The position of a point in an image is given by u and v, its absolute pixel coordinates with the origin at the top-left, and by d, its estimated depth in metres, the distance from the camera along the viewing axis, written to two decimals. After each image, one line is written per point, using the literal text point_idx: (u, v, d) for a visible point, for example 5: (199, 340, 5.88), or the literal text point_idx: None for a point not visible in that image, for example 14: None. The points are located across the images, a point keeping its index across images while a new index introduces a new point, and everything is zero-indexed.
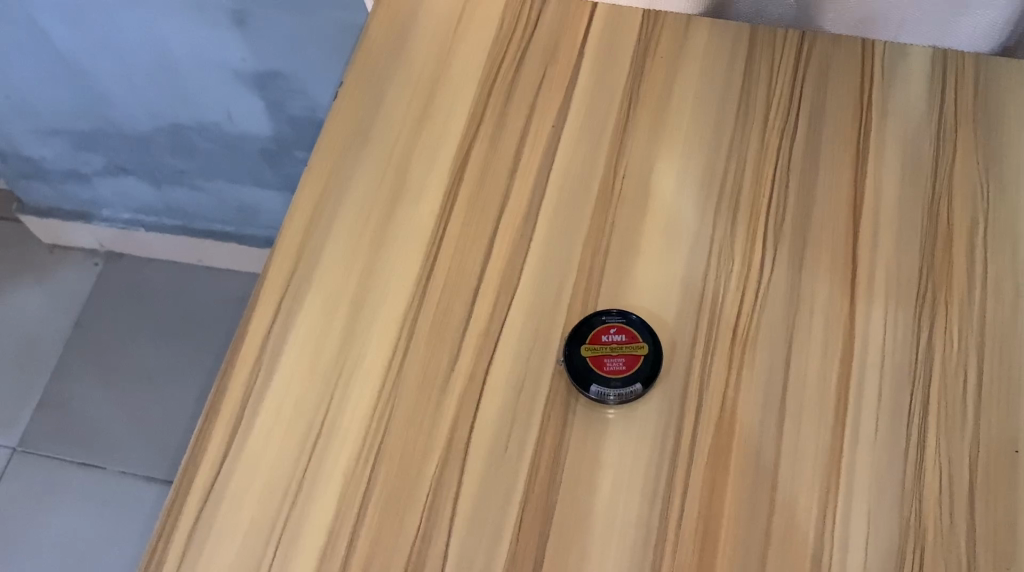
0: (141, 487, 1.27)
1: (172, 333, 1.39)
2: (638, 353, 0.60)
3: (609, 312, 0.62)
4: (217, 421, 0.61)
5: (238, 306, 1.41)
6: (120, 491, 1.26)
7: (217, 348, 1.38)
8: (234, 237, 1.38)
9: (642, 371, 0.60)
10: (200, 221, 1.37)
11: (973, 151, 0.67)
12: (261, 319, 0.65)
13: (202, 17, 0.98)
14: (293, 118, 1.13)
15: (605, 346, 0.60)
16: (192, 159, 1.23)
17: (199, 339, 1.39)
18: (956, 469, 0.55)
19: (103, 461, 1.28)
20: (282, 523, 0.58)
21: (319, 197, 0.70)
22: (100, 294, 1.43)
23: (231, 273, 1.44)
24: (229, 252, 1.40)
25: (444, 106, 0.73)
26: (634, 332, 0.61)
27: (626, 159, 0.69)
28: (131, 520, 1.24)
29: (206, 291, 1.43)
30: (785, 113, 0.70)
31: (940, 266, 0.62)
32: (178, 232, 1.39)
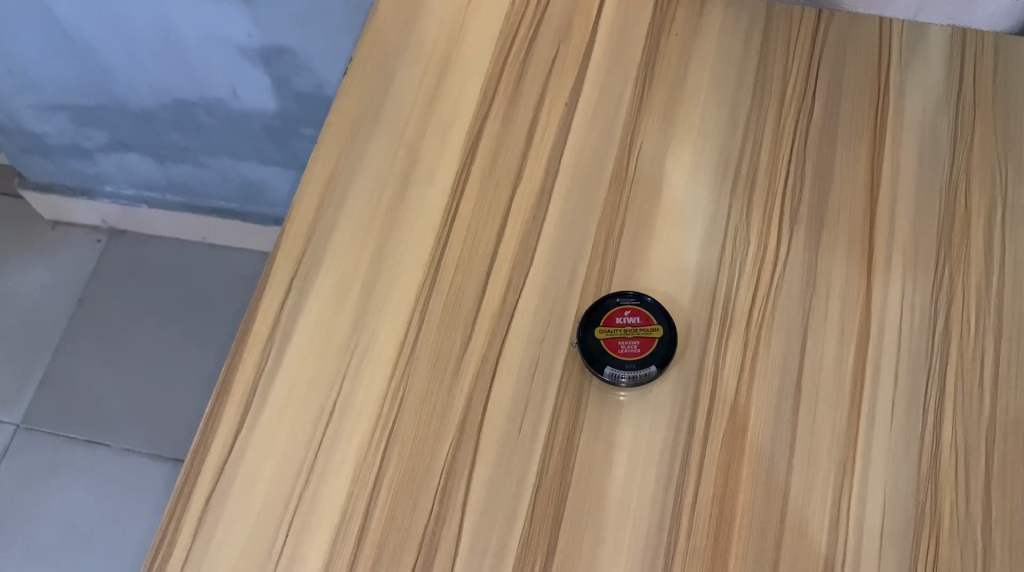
0: (148, 465, 1.27)
1: (174, 310, 1.39)
2: (653, 335, 0.60)
3: (624, 294, 0.61)
4: (228, 402, 0.61)
5: (243, 285, 1.41)
6: (125, 469, 1.26)
7: (223, 327, 1.38)
8: (237, 214, 1.37)
9: (657, 354, 0.59)
10: (203, 198, 1.36)
11: (991, 132, 0.66)
12: (272, 299, 0.65)
13: None
14: (299, 95, 1.11)
15: (619, 328, 0.60)
16: (196, 135, 1.22)
17: (204, 318, 1.38)
18: (971, 455, 0.55)
19: (107, 439, 1.28)
20: (294, 505, 0.57)
21: (329, 176, 0.69)
22: (102, 270, 1.42)
23: (235, 251, 1.44)
24: (232, 230, 1.40)
25: (455, 85, 0.72)
26: (649, 315, 0.61)
27: (640, 139, 0.68)
28: (138, 498, 1.24)
29: (210, 269, 1.42)
30: (802, 93, 0.69)
31: (957, 250, 0.62)
32: (181, 209, 1.38)
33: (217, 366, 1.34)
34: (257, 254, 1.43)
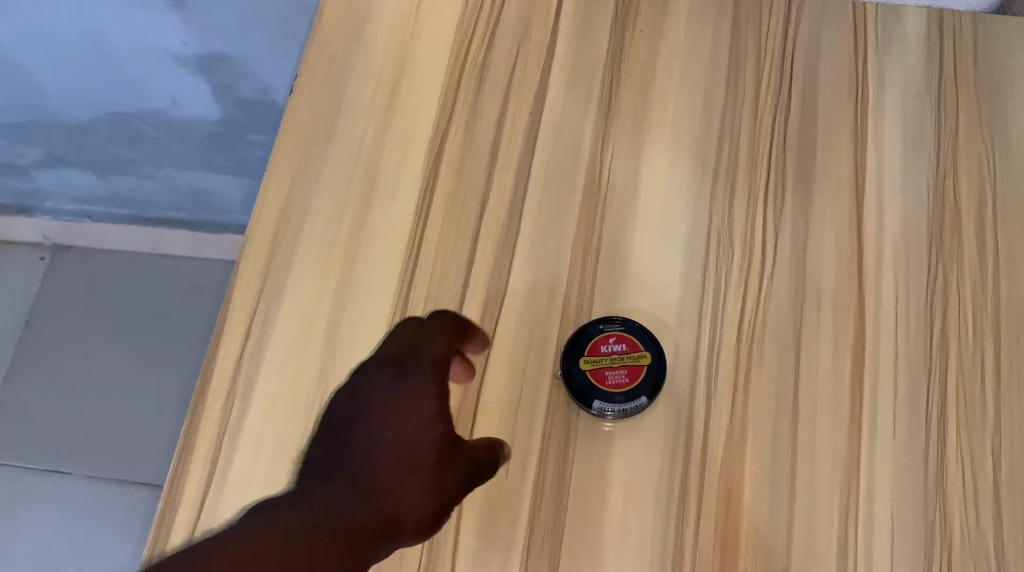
0: (120, 491, 1.21)
1: (131, 326, 1.32)
2: (641, 362, 0.57)
3: (608, 320, 0.58)
4: (192, 460, 0.57)
5: (203, 296, 1.34)
6: (96, 497, 1.21)
7: (191, 339, 1.31)
8: (186, 223, 1.31)
9: (646, 383, 0.56)
10: (151, 210, 1.30)
11: (976, 119, 0.63)
12: (231, 345, 0.61)
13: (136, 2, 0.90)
14: (244, 101, 1.05)
15: (605, 358, 0.57)
16: (138, 147, 1.16)
17: (168, 332, 1.32)
18: (979, 466, 0.53)
19: (70, 467, 1.22)
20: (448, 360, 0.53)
21: (284, 204, 0.65)
22: (47, 290, 1.34)
23: (190, 260, 1.36)
24: (183, 240, 1.33)
25: (411, 98, 0.68)
26: (636, 340, 0.57)
27: (611, 144, 0.65)
28: (112, 527, 1.19)
29: (166, 281, 1.35)
30: (777, 86, 0.66)
31: (949, 246, 0.59)
32: (128, 222, 1.32)
33: (187, 381, 1.28)
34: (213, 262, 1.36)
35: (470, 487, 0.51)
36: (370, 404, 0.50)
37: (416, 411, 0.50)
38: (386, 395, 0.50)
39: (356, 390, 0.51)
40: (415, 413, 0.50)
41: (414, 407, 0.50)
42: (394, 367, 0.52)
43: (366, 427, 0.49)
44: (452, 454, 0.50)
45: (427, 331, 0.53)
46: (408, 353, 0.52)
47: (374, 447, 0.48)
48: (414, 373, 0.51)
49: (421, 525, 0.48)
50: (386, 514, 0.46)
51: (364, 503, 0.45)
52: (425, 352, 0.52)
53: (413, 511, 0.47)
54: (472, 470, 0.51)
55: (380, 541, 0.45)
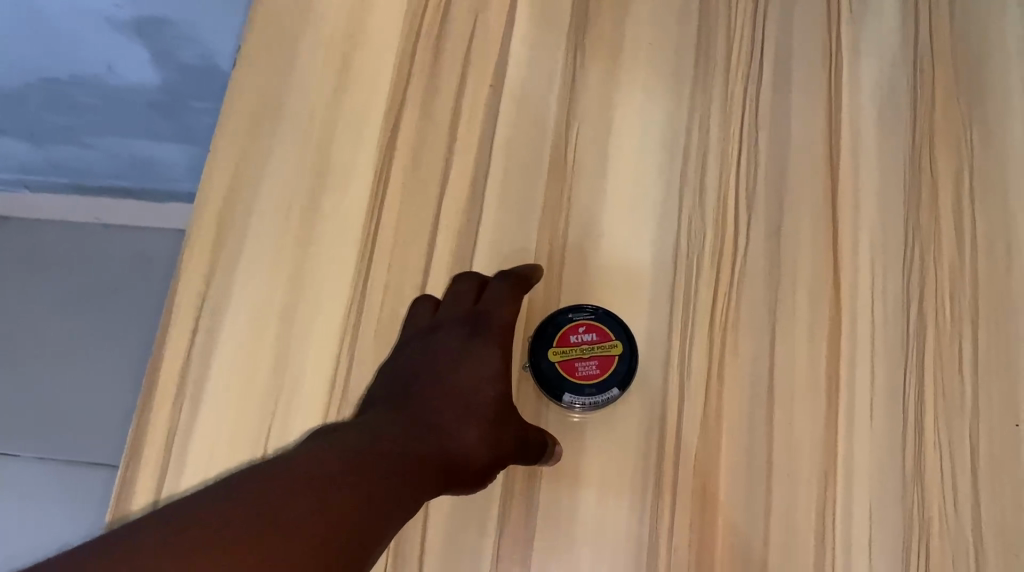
0: (75, 472, 1.11)
1: (79, 301, 1.21)
2: (613, 352, 0.54)
3: (578, 308, 0.55)
4: (141, 465, 0.54)
5: (155, 268, 1.23)
6: (49, 477, 1.10)
7: (147, 307, 1.20)
8: (132, 192, 1.22)
9: (617, 373, 0.54)
10: (92, 178, 1.21)
11: (953, 89, 0.60)
12: (178, 341, 0.57)
13: None
14: (186, 67, 0.98)
15: (574, 348, 0.54)
16: (74, 114, 1.09)
17: (121, 302, 1.20)
18: (958, 453, 0.51)
19: (19, 447, 1.12)
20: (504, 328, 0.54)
21: (230, 189, 0.61)
22: None
23: (140, 232, 1.25)
24: (133, 210, 1.24)
25: (363, 73, 0.64)
26: (607, 329, 0.55)
27: (577, 120, 0.62)
28: (66, 511, 1.09)
29: (117, 251, 1.24)
30: (748, 56, 0.63)
31: (927, 224, 0.57)
32: (69, 190, 1.23)
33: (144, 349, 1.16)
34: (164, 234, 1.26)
35: (521, 461, 0.50)
36: (438, 355, 0.52)
37: (481, 367, 0.51)
38: (450, 349, 0.52)
39: (425, 343, 0.53)
40: (477, 368, 0.51)
41: (475, 363, 0.52)
42: (461, 323, 0.54)
43: (431, 375, 0.51)
44: (508, 416, 0.50)
45: (495, 291, 0.55)
46: (477, 312, 0.54)
47: (437, 393, 0.50)
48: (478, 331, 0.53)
49: (477, 475, 0.49)
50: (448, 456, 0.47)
51: (427, 442, 0.47)
52: (494, 309, 0.54)
53: (471, 458, 0.48)
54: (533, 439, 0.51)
55: (440, 479, 0.46)
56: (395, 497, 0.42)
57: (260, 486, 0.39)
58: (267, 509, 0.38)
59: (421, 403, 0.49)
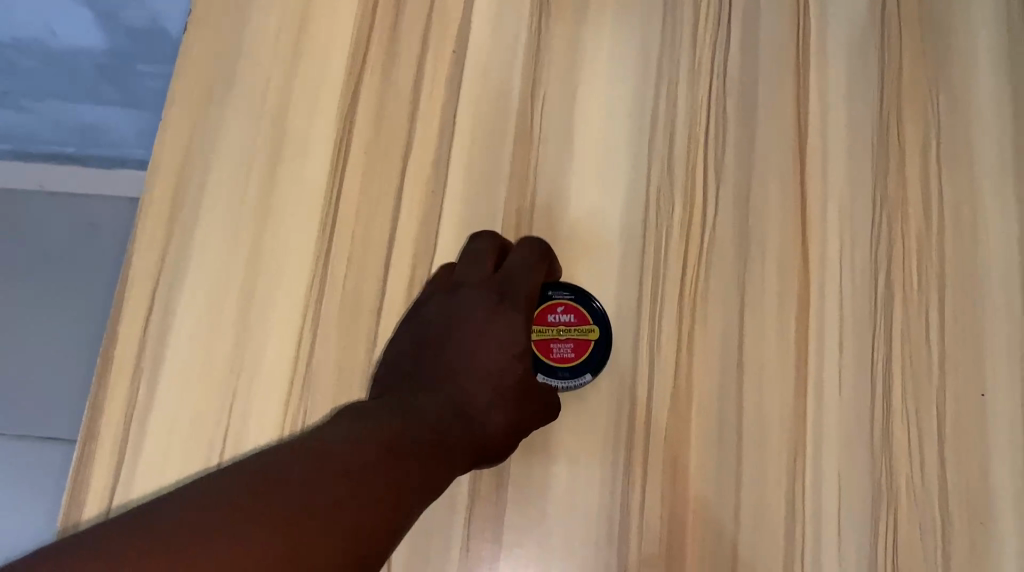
0: (32, 450, 1.06)
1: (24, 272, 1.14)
2: (589, 337, 0.54)
3: (557, 287, 0.55)
4: (98, 448, 0.52)
5: (103, 237, 1.15)
6: (5, 455, 1.06)
7: (96, 285, 1.13)
8: (76, 158, 1.16)
9: (592, 359, 0.53)
10: (35, 144, 1.15)
11: (920, 56, 0.60)
12: (133, 320, 0.55)
13: None
14: (131, 29, 0.94)
15: (551, 328, 0.54)
16: (13, 78, 1.03)
17: (67, 279, 1.13)
18: (925, 422, 0.51)
19: None
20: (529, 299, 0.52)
21: (182, 163, 0.59)
22: None
23: (80, 199, 1.17)
24: (74, 178, 1.16)
25: (320, 39, 0.61)
26: (585, 312, 0.54)
27: (543, 88, 0.60)
28: (25, 489, 1.05)
29: (55, 224, 1.16)
30: (716, 21, 0.61)
31: (895, 192, 0.57)
32: (10, 157, 1.17)
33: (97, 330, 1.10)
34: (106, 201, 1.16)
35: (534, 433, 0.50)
36: (465, 322, 0.50)
37: (509, 340, 0.50)
38: (480, 319, 0.50)
39: (450, 304, 0.51)
40: (508, 341, 0.50)
41: (504, 339, 0.50)
42: (490, 288, 0.52)
43: (461, 348, 0.48)
44: (534, 393, 0.49)
45: (521, 262, 0.53)
46: (505, 282, 0.52)
47: (466, 369, 0.47)
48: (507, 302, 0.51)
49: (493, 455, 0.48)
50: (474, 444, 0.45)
51: (457, 423, 0.44)
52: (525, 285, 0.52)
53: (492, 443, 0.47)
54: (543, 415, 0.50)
55: (466, 464, 0.44)
56: (428, 478, 0.40)
57: (300, 467, 0.35)
58: (310, 492, 0.34)
59: (452, 377, 0.47)
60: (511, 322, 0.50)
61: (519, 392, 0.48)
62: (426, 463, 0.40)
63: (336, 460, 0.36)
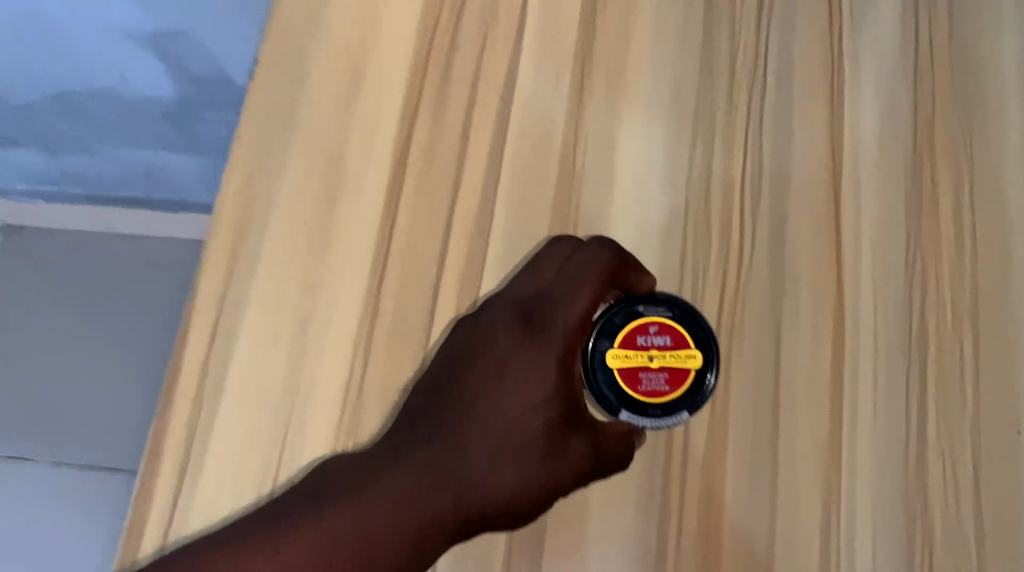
0: (90, 481, 1.11)
1: (89, 304, 1.21)
2: (687, 365, 0.51)
3: (653, 303, 0.52)
4: (161, 464, 0.56)
5: (162, 273, 1.22)
6: (65, 483, 1.11)
7: (153, 320, 1.19)
8: (142, 202, 1.22)
9: (690, 390, 0.51)
10: (104, 189, 1.21)
11: (953, 99, 0.62)
12: (197, 345, 0.59)
13: None
14: (198, 78, 1.00)
15: (646, 354, 0.51)
16: (86, 124, 1.10)
17: (127, 314, 1.19)
18: (960, 454, 0.53)
19: (35, 454, 1.13)
20: (562, 330, 0.53)
21: (246, 199, 0.63)
22: None
23: (145, 239, 1.25)
24: (139, 219, 1.23)
25: (374, 83, 0.65)
26: (684, 335, 0.51)
27: (585, 130, 0.63)
28: (84, 518, 1.09)
29: (120, 264, 1.23)
30: (753, 65, 0.64)
31: (928, 229, 0.58)
32: (81, 202, 1.23)
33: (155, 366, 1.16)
34: (169, 242, 1.24)
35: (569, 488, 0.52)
36: (484, 369, 0.53)
37: (526, 391, 0.52)
38: (507, 360, 0.53)
39: (479, 335, 0.54)
40: (529, 392, 0.52)
41: (526, 384, 0.52)
42: (516, 315, 0.54)
43: (478, 395, 0.52)
44: (557, 448, 0.51)
45: (562, 289, 0.54)
46: (542, 317, 0.54)
47: (476, 418, 0.51)
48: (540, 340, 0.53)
49: (516, 513, 0.51)
50: (480, 496, 0.50)
51: (447, 491, 0.49)
52: (560, 317, 0.53)
53: (504, 503, 0.50)
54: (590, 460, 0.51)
55: (459, 528, 0.49)
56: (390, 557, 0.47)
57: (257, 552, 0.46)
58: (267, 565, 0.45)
59: (456, 438, 0.51)
60: (532, 372, 0.52)
61: (534, 451, 0.51)
62: (411, 514, 0.48)
63: (291, 553, 0.46)
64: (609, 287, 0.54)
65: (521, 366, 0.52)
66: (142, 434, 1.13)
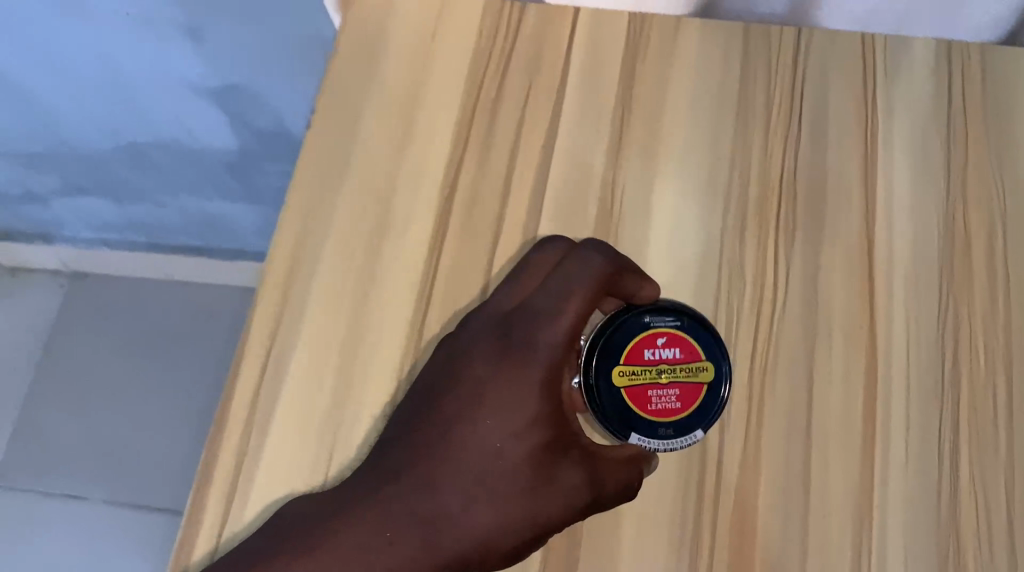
0: (143, 517, 1.30)
1: (145, 352, 1.40)
2: (700, 378, 0.56)
3: (663, 316, 0.57)
4: (211, 489, 0.59)
5: (217, 321, 1.42)
6: (120, 518, 1.30)
7: (206, 365, 1.38)
8: (204, 250, 1.38)
9: (704, 402, 0.56)
10: (167, 237, 1.36)
11: (985, 153, 0.64)
12: (248, 376, 0.62)
13: (145, 27, 0.88)
14: (260, 132, 1.07)
15: (659, 368, 0.56)
16: (152, 175, 1.18)
17: (181, 360, 1.39)
18: (993, 500, 0.54)
19: (92, 491, 1.31)
20: (540, 345, 0.56)
21: (299, 236, 0.66)
22: (44, 300, 1.44)
23: (204, 286, 1.44)
24: (201, 268, 1.41)
25: (424, 129, 0.69)
26: (694, 348, 0.56)
27: (623, 177, 0.66)
28: (138, 549, 1.28)
29: (178, 310, 1.42)
30: (787, 118, 0.66)
31: (960, 280, 0.60)
32: (145, 248, 1.39)
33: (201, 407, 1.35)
34: (227, 290, 1.44)
35: (562, 520, 0.55)
36: (466, 389, 0.57)
37: (506, 419, 0.56)
38: (486, 392, 0.56)
39: (462, 348, 0.58)
40: (509, 420, 0.56)
41: (508, 417, 0.56)
42: (494, 325, 0.58)
43: (456, 429, 0.56)
44: (540, 477, 0.55)
45: (541, 301, 0.58)
46: (521, 335, 0.57)
47: (462, 447, 0.56)
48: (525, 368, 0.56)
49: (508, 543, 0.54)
50: (470, 534, 0.54)
51: (433, 522, 0.54)
52: (540, 339, 0.56)
53: (491, 531, 0.54)
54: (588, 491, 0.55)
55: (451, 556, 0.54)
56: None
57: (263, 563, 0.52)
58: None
59: (443, 468, 0.55)
60: (512, 401, 0.56)
61: (518, 481, 0.55)
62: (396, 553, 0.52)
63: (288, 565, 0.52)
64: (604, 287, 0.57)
65: (502, 394, 0.56)
66: (188, 476, 1.31)
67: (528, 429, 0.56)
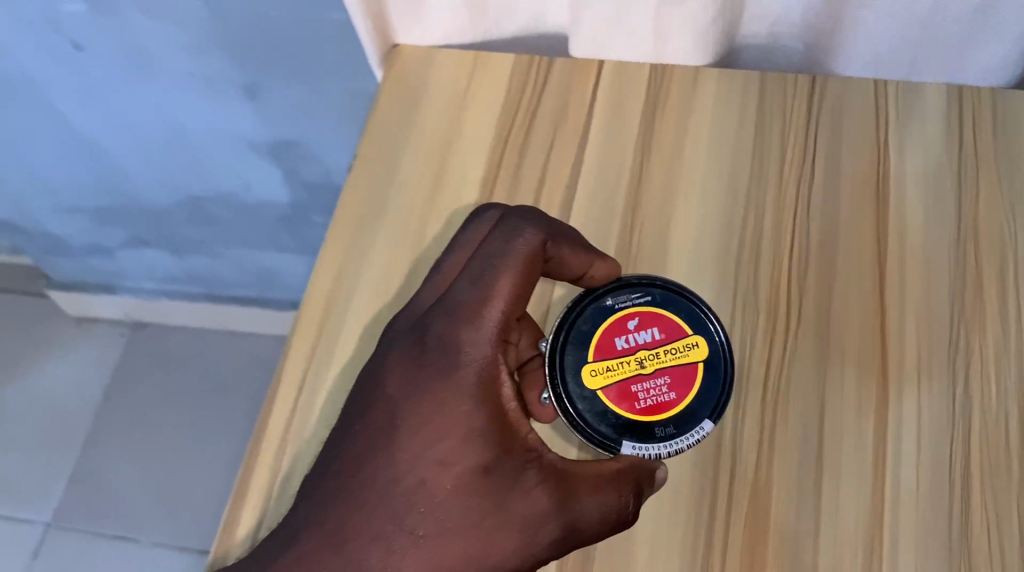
0: (178, 558, 1.38)
1: (191, 398, 1.50)
2: (690, 356, 0.60)
3: (633, 299, 0.62)
4: (246, 502, 0.62)
5: (260, 368, 1.52)
6: (156, 557, 1.38)
7: (240, 412, 1.49)
8: (257, 300, 1.45)
9: (700, 378, 0.60)
10: (223, 289, 1.44)
11: (997, 192, 0.66)
12: (285, 399, 0.66)
13: (208, 87, 0.96)
14: (310, 185, 1.13)
15: (647, 352, 0.61)
16: (209, 228, 1.26)
17: (220, 408, 1.49)
18: (1005, 526, 0.55)
19: (134, 533, 1.40)
20: (465, 330, 0.57)
21: (337, 271, 0.70)
22: (107, 348, 1.55)
23: (251, 336, 1.55)
24: (248, 317, 1.50)
25: (455, 172, 0.73)
26: (676, 326, 0.61)
27: (642, 215, 0.69)
28: None
29: (223, 358, 1.53)
30: (801, 160, 0.69)
31: (972, 313, 0.62)
32: (201, 300, 1.47)
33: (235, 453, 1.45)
34: (272, 339, 1.54)
35: (509, 552, 0.54)
36: (387, 407, 0.56)
37: (436, 441, 0.55)
38: (410, 412, 0.56)
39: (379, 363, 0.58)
40: (438, 444, 0.55)
41: (440, 441, 0.55)
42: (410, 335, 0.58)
43: (386, 459, 0.55)
44: (482, 507, 0.54)
45: (455, 292, 0.58)
46: (443, 337, 0.57)
47: (391, 480, 0.54)
48: (453, 379, 0.56)
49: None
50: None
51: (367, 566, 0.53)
52: (466, 344, 0.56)
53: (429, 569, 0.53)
54: (556, 518, 0.54)
55: None
56: None
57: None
58: None
59: (375, 505, 0.54)
60: (444, 423, 0.55)
61: (456, 512, 0.54)
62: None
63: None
64: (541, 258, 0.59)
65: (429, 415, 0.55)
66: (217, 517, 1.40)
67: (462, 452, 0.54)
